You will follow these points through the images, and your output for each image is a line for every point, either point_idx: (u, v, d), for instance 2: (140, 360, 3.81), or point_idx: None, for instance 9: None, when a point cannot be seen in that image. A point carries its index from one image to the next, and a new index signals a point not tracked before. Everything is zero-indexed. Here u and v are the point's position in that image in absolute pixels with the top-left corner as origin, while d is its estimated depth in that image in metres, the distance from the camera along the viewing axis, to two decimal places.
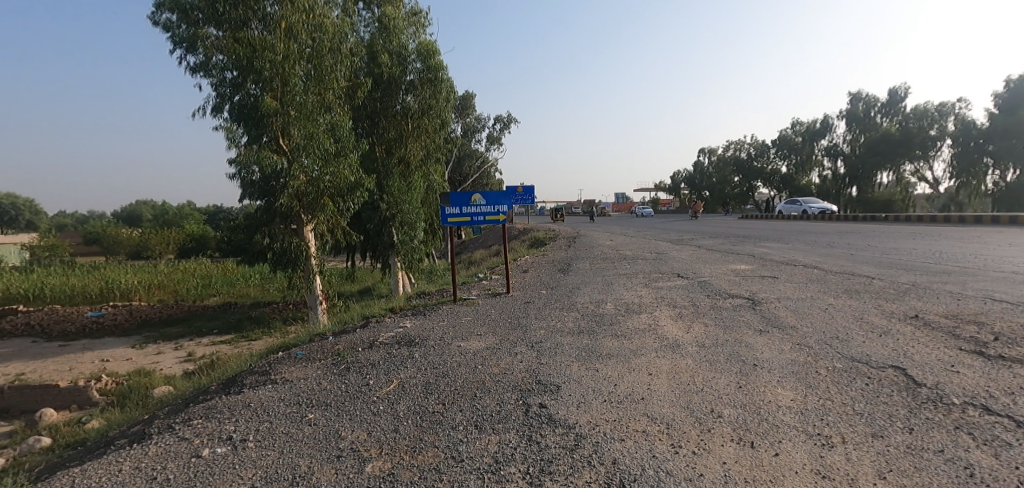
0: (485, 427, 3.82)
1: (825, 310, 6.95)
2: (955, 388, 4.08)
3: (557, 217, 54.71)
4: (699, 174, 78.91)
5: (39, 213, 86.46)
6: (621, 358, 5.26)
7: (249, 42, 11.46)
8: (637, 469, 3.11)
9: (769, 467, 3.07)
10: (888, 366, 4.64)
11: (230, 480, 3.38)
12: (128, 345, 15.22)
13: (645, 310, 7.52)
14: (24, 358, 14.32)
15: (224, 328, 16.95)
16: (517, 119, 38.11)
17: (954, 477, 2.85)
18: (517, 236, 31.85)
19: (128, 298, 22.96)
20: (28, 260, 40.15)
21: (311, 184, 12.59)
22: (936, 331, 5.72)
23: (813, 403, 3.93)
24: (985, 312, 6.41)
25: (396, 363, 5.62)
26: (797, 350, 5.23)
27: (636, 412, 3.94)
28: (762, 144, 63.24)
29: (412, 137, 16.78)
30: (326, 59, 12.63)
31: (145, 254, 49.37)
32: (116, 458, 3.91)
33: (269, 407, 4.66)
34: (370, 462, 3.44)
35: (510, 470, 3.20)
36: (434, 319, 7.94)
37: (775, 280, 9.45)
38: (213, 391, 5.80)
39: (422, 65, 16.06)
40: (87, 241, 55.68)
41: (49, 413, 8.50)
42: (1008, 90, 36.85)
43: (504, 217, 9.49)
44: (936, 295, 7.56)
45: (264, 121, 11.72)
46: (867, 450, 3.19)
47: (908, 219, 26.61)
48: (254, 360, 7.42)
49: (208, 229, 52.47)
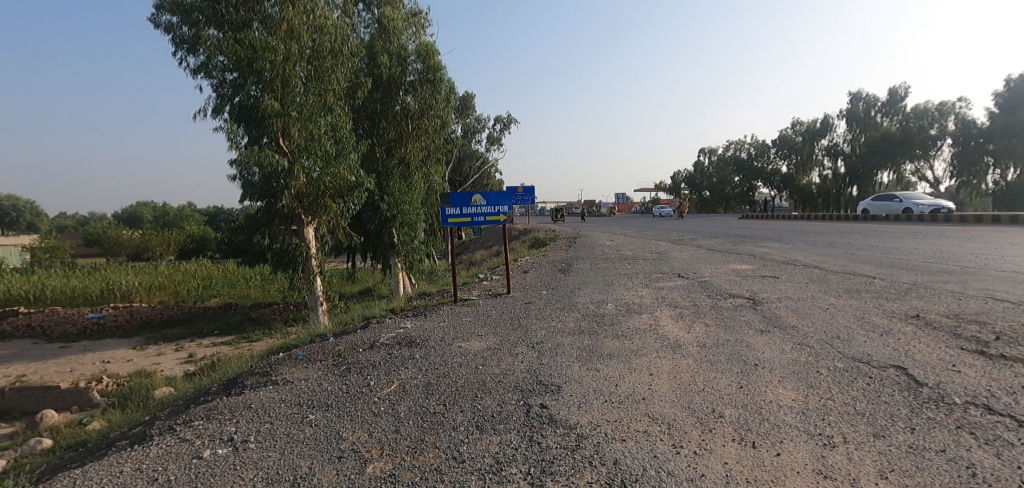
0: (486, 427, 3.82)
1: (826, 310, 6.93)
2: (956, 388, 4.07)
3: (556, 216, 54.95)
4: (699, 174, 78.94)
5: (39, 215, 86.54)
6: (621, 358, 5.27)
7: (249, 43, 11.45)
8: (638, 469, 3.11)
9: (770, 467, 3.07)
10: (889, 366, 4.63)
11: (232, 481, 3.38)
12: (129, 346, 15.26)
13: (645, 310, 7.52)
14: (25, 359, 14.37)
15: (225, 329, 17.00)
16: (517, 118, 37.94)
17: (955, 477, 2.85)
18: (517, 236, 31.90)
19: (128, 299, 23.03)
20: (28, 261, 40.22)
21: (311, 184, 12.58)
22: (936, 331, 5.70)
23: (815, 403, 3.92)
24: (987, 312, 6.37)
25: (396, 363, 5.63)
26: (797, 350, 5.23)
27: (637, 412, 3.94)
28: (761, 144, 63.23)
29: (412, 138, 16.75)
30: (327, 60, 12.63)
31: (146, 255, 49.48)
32: (118, 459, 3.92)
33: (270, 408, 4.67)
34: (371, 463, 3.44)
35: (512, 470, 3.20)
36: (435, 320, 7.95)
37: (775, 280, 9.43)
38: (214, 391, 5.82)
39: (421, 65, 16.05)
40: (87, 242, 55.83)
41: (49, 414, 8.50)
42: (1008, 90, 37.06)
43: (504, 217, 9.50)
44: (937, 294, 7.55)
45: (265, 121, 11.73)
46: (868, 450, 3.18)
47: (908, 219, 26.49)
48: (255, 361, 7.46)
49: (208, 230, 53.06)
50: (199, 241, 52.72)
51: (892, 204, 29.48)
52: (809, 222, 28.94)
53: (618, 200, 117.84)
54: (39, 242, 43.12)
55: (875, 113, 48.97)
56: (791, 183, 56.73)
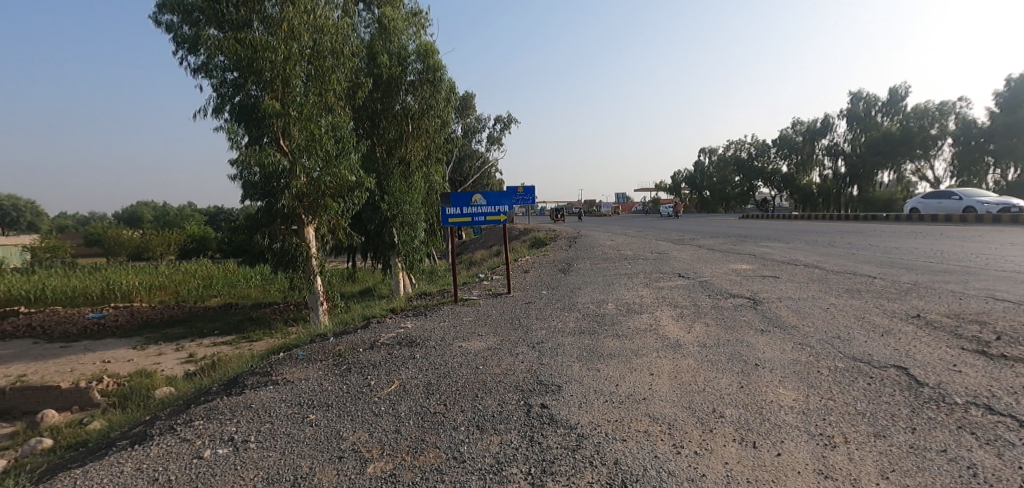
0: (487, 428, 3.82)
1: (826, 310, 6.92)
2: (957, 388, 4.06)
3: (556, 216, 54.95)
4: (699, 173, 78.92)
5: (39, 214, 86.56)
6: (622, 358, 5.26)
7: (249, 42, 11.44)
8: (638, 469, 3.11)
9: (771, 466, 3.06)
10: (890, 366, 4.63)
11: (232, 480, 3.38)
12: (129, 346, 15.26)
13: (645, 310, 7.51)
14: (26, 359, 14.38)
15: (225, 329, 17.02)
16: (517, 118, 37.91)
17: (956, 477, 2.84)
18: (517, 236, 31.88)
19: (128, 299, 23.04)
20: (29, 261, 40.24)
21: (311, 184, 12.57)
22: (937, 331, 5.69)
23: (815, 403, 3.92)
24: (989, 312, 6.35)
25: (397, 363, 5.63)
26: (797, 350, 5.23)
27: (638, 412, 3.93)
28: (762, 144, 63.20)
29: (412, 138, 16.74)
30: (327, 60, 12.63)
31: (146, 255, 49.45)
32: (118, 459, 3.92)
33: (271, 407, 4.67)
34: (372, 463, 3.44)
35: (512, 470, 3.20)
36: (435, 320, 7.94)
37: (776, 280, 9.41)
38: (214, 392, 5.81)
39: (421, 65, 16.04)
40: (87, 242, 55.85)
41: (50, 413, 8.51)
42: (1009, 90, 37.06)
43: (504, 217, 9.49)
44: (937, 294, 7.54)
45: (265, 121, 11.73)
46: (869, 450, 3.18)
47: (909, 219, 26.45)
48: (255, 361, 7.47)
49: (208, 230, 53.05)
50: (199, 241, 52.70)
51: (947, 201, 25.89)
52: (809, 222, 28.90)
53: (618, 200, 117.89)
54: (39, 242, 43.13)
55: (875, 113, 48.93)
56: (791, 182, 56.70)
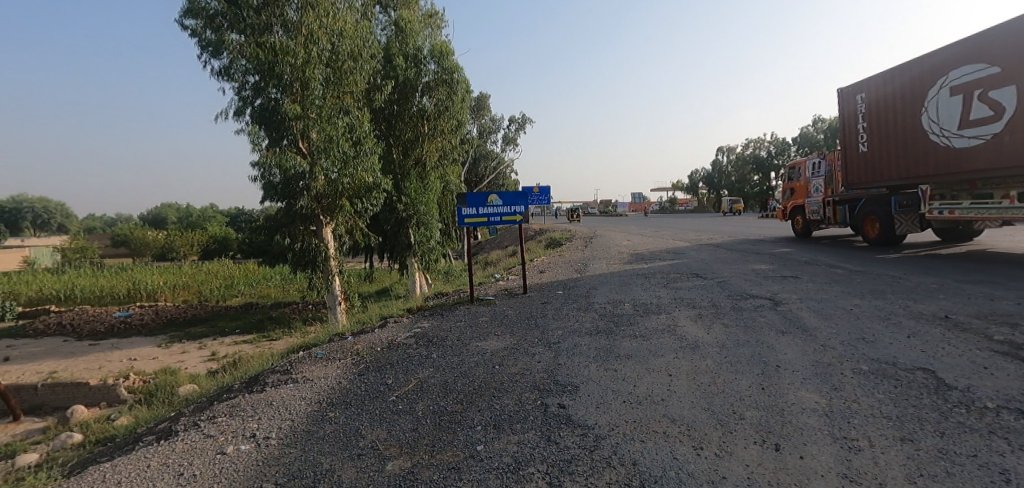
0: (505, 428, 3.82)
1: (849, 310, 6.77)
2: (987, 391, 3.96)
3: (571, 216, 55.02)
4: (717, 173, 78.22)
5: (69, 217, 89.80)
6: (638, 359, 5.23)
7: (270, 46, 11.68)
8: (658, 470, 3.09)
9: (792, 469, 3.03)
10: (916, 368, 4.53)
11: (254, 477, 3.44)
12: (153, 345, 15.53)
13: (663, 310, 7.43)
14: (56, 357, 14.73)
15: (246, 328, 17.24)
16: (532, 118, 37.43)
17: (986, 483, 2.78)
18: (534, 237, 31.91)
19: (153, 298, 23.48)
20: (59, 261, 41.31)
21: (330, 185, 12.75)
22: (967, 332, 5.53)
23: (838, 405, 3.86)
24: (1018, 313, 6.16)
25: (414, 363, 5.65)
26: (819, 351, 5.14)
27: (655, 413, 3.91)
28: (782, 143, 62.16)
29: (428, 139, 16.85)
30: (347, 63, 12.79)
31: (170, 256, 50.52)
32: (146, 453, 4.01)
33: (291, 406, 4.71)
34: (391, 462, 3.45)
35: (531, 470, 3.20)
36: (452, 320, 7.96)
37: (797, 280, 9.24)
38: (235, 389, 5.86)
39: (437, 66, 16.16)
40: (115, 243, 57.55)
41: (80, 410, 8.72)
42: None
43: (521, 216, 9.40)
44: (966, 295, 7.33)
45: (286, 124, 11.89)
46: (895, 454, 3.12)
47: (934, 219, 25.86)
48: (276, 360, 7.52)
49: (231, 231, 54.08)
50: (221, 242, 53.05)
51: None
52: None
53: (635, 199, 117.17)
54: (69, 244, 45.05)
55: None
56: None
